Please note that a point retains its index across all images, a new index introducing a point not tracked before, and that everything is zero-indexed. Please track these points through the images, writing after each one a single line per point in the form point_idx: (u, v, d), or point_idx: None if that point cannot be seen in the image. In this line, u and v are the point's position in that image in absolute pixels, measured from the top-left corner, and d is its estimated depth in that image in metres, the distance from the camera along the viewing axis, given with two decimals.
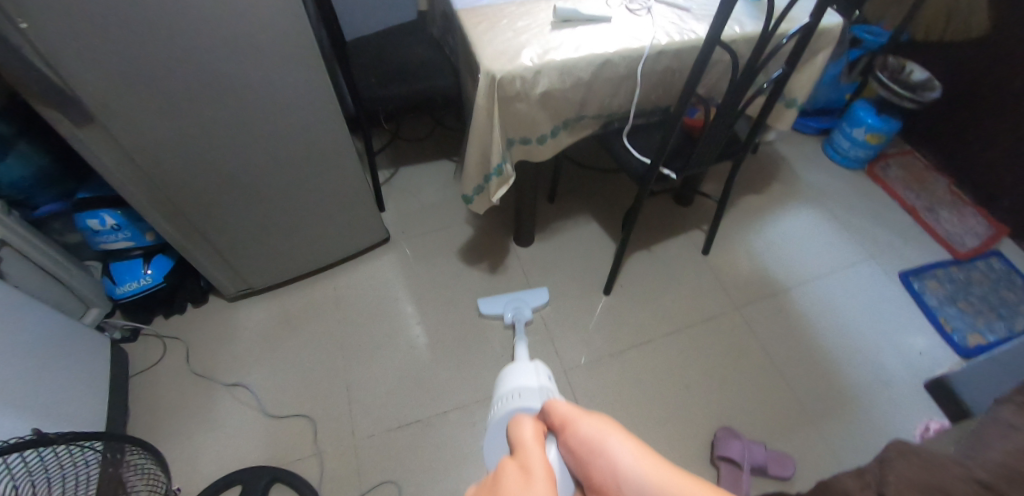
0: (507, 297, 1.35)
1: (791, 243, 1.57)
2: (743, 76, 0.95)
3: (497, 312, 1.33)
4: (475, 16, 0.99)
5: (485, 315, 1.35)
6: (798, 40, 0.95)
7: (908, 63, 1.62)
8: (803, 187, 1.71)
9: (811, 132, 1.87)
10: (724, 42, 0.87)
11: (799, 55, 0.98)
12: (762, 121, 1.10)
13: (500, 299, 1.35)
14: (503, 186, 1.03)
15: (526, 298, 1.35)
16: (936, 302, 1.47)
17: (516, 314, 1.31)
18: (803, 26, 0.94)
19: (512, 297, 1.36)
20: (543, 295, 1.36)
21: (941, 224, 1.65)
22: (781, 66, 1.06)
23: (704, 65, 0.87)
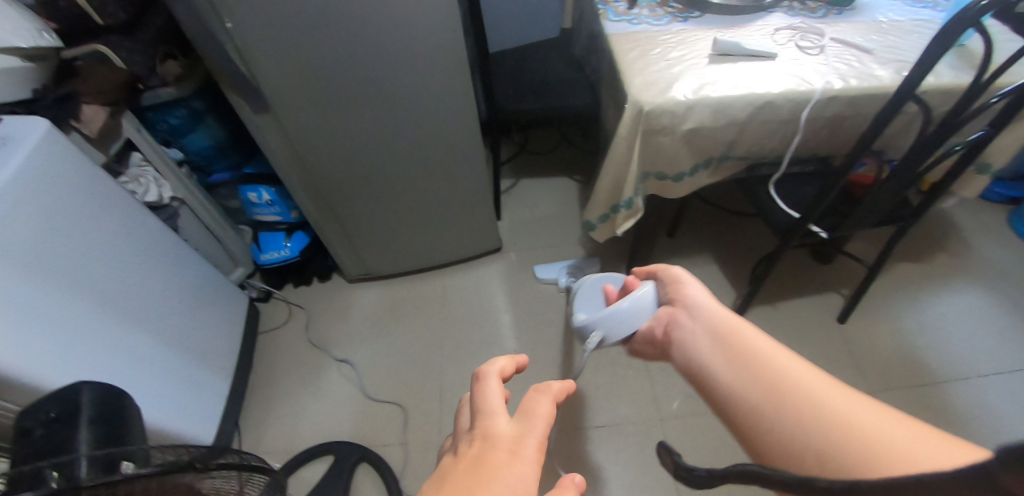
0: (561, 265, 1.47)
1: (952, 325, 1.34)
2: (933, 135, 0.82)
3: (552, 276, 1.45)
4: (627, 42, 0.97)
5: (540, 280, 1.47)
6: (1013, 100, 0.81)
7: None
8: (975, 261, 1.46)
9: (996, 199, 1.59)
10: (919, 96, 0.77)
11: (1012, 117, 0.83)
12: (945, 186, 0.96)
13: (555, 265, 1.48)
14: (630, 220, 0.98)
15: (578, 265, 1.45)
16: None
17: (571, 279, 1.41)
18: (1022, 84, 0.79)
19: (566, 265, 1.47)
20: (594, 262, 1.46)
21: None
22: (984, 128, 0.91)
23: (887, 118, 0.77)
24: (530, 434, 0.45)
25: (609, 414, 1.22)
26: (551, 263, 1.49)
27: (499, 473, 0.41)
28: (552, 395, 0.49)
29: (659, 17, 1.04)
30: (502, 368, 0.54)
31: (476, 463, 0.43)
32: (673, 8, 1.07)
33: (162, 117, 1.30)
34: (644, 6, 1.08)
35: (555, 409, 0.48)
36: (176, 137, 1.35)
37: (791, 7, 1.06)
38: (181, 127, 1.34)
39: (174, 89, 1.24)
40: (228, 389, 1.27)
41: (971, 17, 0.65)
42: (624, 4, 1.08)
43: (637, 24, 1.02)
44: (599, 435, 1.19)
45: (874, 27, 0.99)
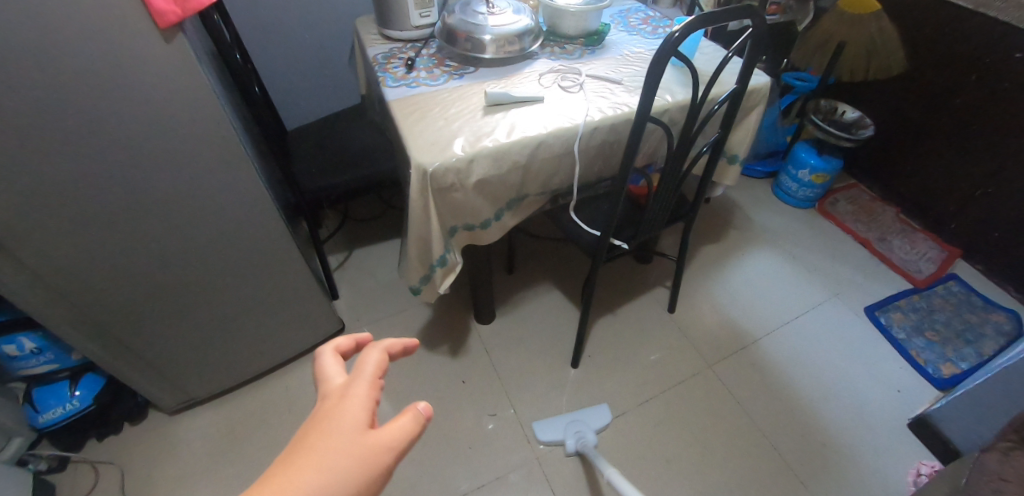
0: (565, 420, 1.23)
1: (755, 289, 1.56)
2: (679, 146, 0.96)
3: (557, 437, 1.20)
4: (406, 105, 0.99)
5: (545, 443, 1.21)
6: (729, 107, 0.97)
7: (840, 104, 1.69)
8: (759, 231, 1.73)
9: (759, 176, 1.92)
10: (654, 117, 0.87)
11: (732, 120, 0.99)
12: (706, 183, 1.12)
13: (557, 422, 1.23)
14: (448, 276, 1.00)
15: (587, 420, 1.23)
16: (904, 335, 1.46)
17: (579, 440, 1.17)
18: (732, 92, 0.95)
19: (571, 419, 1.24)
20: (604, 414, 1.25)
21: (895, 253, 1.67)
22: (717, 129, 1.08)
23: (637, 141, 0.87)
24: (359, 390, 0.46)
25: (491, 469, 1.18)
26: (556, 419, 1.24)
27: (334, 427, 0.43)
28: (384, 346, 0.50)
29: (437, 77, 1.08)
30: (340, 344, 0.51)
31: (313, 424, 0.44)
32: (449, 67, 1.12)
33: None
34: (421, 68, 1.11)
35: (387, 356, 0.49)
36: None
37: (551, 52, 1.19)
38: None
39: None
40: None
41: (670, 47, 0.74)
42: (401, 69, 1.11)
43: (416, 87, 1.04)
44: None
45: (619, 60, 1.15)
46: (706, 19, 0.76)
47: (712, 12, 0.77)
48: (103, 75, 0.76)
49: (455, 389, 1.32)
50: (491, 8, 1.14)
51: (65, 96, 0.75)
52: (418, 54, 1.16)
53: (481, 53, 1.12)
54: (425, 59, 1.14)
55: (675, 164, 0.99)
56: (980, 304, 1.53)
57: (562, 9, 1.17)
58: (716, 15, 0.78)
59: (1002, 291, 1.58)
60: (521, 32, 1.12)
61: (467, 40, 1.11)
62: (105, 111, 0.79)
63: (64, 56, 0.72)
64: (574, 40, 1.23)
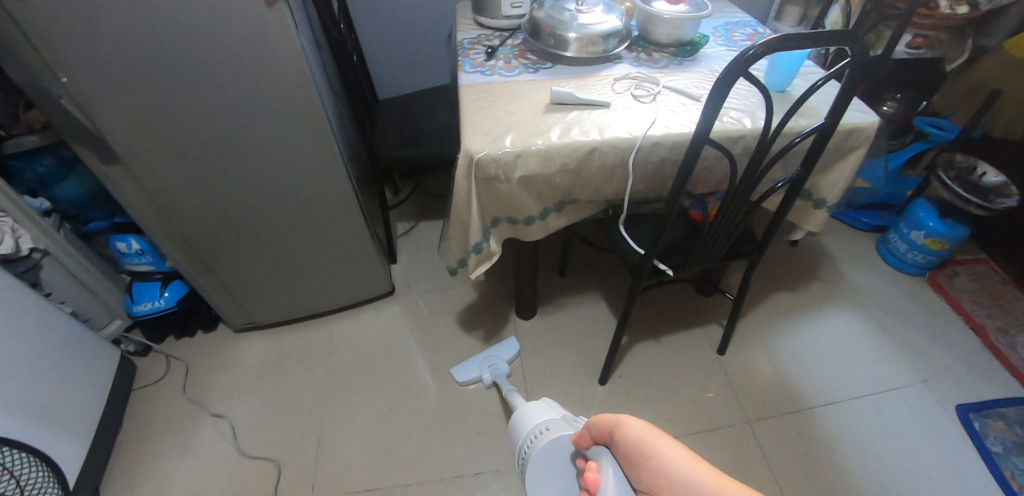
0: (481, 357, 1.34)
1: (824, 352, 1.39)
2: (746, 177, 0.88)
3: (474, 375, 1.31)
4: (477, 93, 1.03)
5: (462, 382, 1.32)
6: (815, 142, 0.87)
7: (980, 164, 1.42)
8: (847, 288, 1.54)
9: (864, 228, 1.71)
10: (715, 141, 0.81)
11: (816, 158, 0.89)
12: (778, 222, 1.01)
13: (474, 361, 1.34)
14: (482, 264, 1.01)
15: (499, 354, 1.33)
16: (1001, 449, 1.22)
17: (494, 373, 1.28)
18: (819, 125, 0.85)
19: (486, 356, 1.34)
20: (513, 347, 1.35)
21: (1017, 351, 1.40)
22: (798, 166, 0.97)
23: (693, 163, 0.81)
24: None
25: (491, 460, 1.19)
26: (470, 361, 1.34)
27: None
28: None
29: (512, 68, 1.11)
30: None
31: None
32: (528, 60, 1.14)
33: (25, 166, 1.15)
34: (500, 58, 1.15)
35: None
36: (46, 187, 1.19)
37: (636, 58, 1.15)
38: (50, 177, 1.18)
39: (39, 137, 1.10)
40: (89, 454, 1.16)
41: (739, 68, 0.68)
42: (482, 56, 1.16)
43: (490, 75, 1.09)
44: (477, 483, 1.16)
45: (707, 76, 1.07)
46: (789, 42, 0.69)
47: (798, 35, 0.69)
48: (214, 29, 0.87)
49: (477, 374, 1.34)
50: (581, 6, 1.14)
51: (184, 40, 0.86)
52: (502, 43, 1.21)
53: (563, 50, 1.12)
54: (507, 49, 1.18)
55: (740, 195, 0.91)
56: None
57: (657, 14, 1.13)
58: (804, 37, 0.69)
59: None
60: (607, 32, 1.10)
61: (551, 36, 1.11)
62: (212, 57, 0.90)
63: (185, 7, 0.83)
64: (664, 48, 1.17)
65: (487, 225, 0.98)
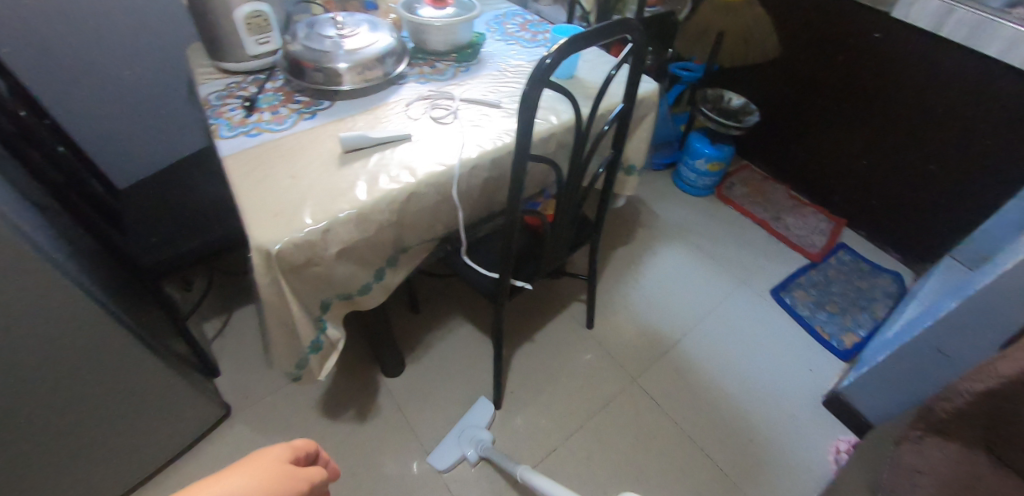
0: (455, 434, 1.18)
1: (668, 288, 1.53)
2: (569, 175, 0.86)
3: (456, 457, 1.15)
4: (248, 163, 0.84)
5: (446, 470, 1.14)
6: (618, 125, 0.90)
7: (725, 92, 1.71)
8: (666, 226, 1.71)
9: (658, 168, 1.91)
10: (537, 155, 0.77)
11: (622, 138, 0.92)
12: (606, 202, 1.06)
13: (448, 441, 1.17)
14: (329, 359, 0.87)
15: (474, 423, 1.20)
16: (808, 312, 1.50)
17: (478, 446, 1.15)
18: (619, 113, 0.88)
19: (460, 430, 1.19)
20: (486, 407, 1.23)
21: (790, 231, 1.72)
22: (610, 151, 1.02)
23: (521, 183, 0.76)
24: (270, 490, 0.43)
25: None
26: (445, 440, 1.18)
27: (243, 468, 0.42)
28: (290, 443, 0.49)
29: (283, 119, 0.93)
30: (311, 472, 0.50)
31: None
32: (299, 104, 0.97)
33: None
34: (264, 109, 0.96)
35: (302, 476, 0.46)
36: None
37: (420, 73, 1.05)
38: None
39: None
40: None
41: (541, 78, 0.64)
42: (239, 112, 0.95)
43: (256, 135, 0.90)
44: None
45: (496, 78, 1.05)
46: (578, 43, 0.67)
47: (584, 33, 0.68)
48: None
49: (366, 460, 1.16)
50: (341, 29, 0.99)
51: None
52: (260, 89, 1.00)
53: (337, 84, 0.97)
54: (269, 95, 0.99)
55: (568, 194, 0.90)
56: (868, 268, 1.62)
57: (425, 22, 1.05)
58: (589, 36, 0.69)
59: (885, 254, 1.69)
60: (380, 54, 0.99)
61: (317, 71, 0.96)
62: None
63: None
64: (445, 56, 1.10)
65: (320, 315, 0.84)
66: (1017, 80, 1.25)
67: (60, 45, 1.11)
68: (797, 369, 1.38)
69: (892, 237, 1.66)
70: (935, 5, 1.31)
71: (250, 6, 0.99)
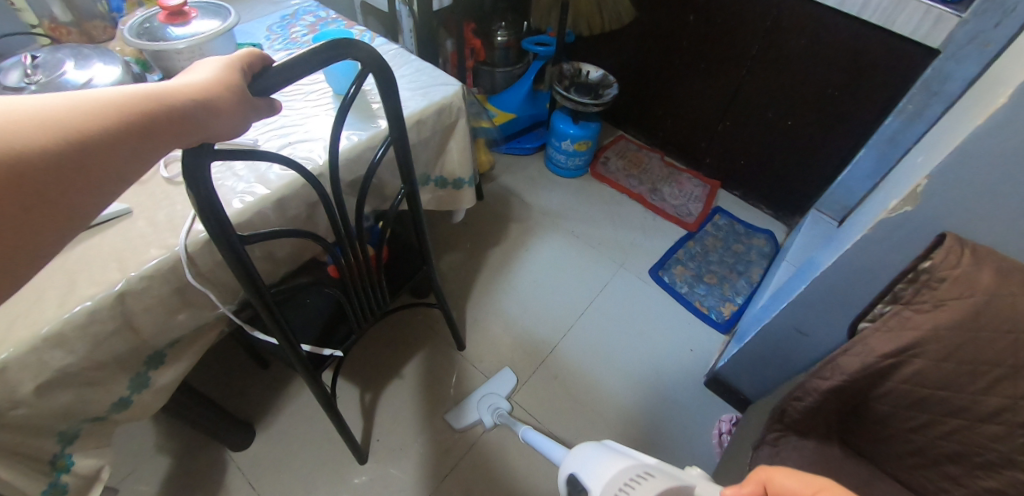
0: (476, 399, 1.21)
1: (544, 287, 1.46)
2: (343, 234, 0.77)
3: (475, 419, 1.19)
4: None
5: (462, 427, 1.18)
6: (397, 159, 0.77)
7: (581, 65, 1.61)
8: (539, 216, 1.63)
9: (529, 153, 1.82)
10: (270, 232, 0.64)
11: (409, 166, 0.79)
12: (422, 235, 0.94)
13: (470, 404, 1.21)
14: (98, 484, 0.73)
15: (497, 391, 1.23)
16: (687, 287, 1.47)
17: (497, 413, 1.17)
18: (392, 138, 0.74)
19: (481, 397, 1.22)
20: (511, 378, 1.26)
21: (666, 202, 1.68)
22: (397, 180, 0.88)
23: (248, 266, 0.60)
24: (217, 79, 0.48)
25: None
26: (467, 402, 1.21)
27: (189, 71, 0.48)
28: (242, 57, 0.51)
29: None
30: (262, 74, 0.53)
31: (127, 99, 0.42)
32: None
33: None
34: None
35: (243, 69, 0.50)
36: None
37: None
38: None
39: None
40: None
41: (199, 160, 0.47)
42: None
43: None
44: None
45: None
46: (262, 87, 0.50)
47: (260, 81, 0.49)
48: None
49: None
50: (31, 75, 0.76)
51: None
52: None
53: None
54: None
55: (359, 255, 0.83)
56: (743, 229, 1.62)
57: (162, 48, 0.83)
58: (285, 68, 0.50)
59: (760, 210, 1.68)
60: None
61: None
62: None
63: None
64: None
65: (64, 448, 0.68)
66: (852, 25, 1.18)
67: None
68: (679, 351, 1.35)
69: (764, 193, 1.64)
70: None
71: None
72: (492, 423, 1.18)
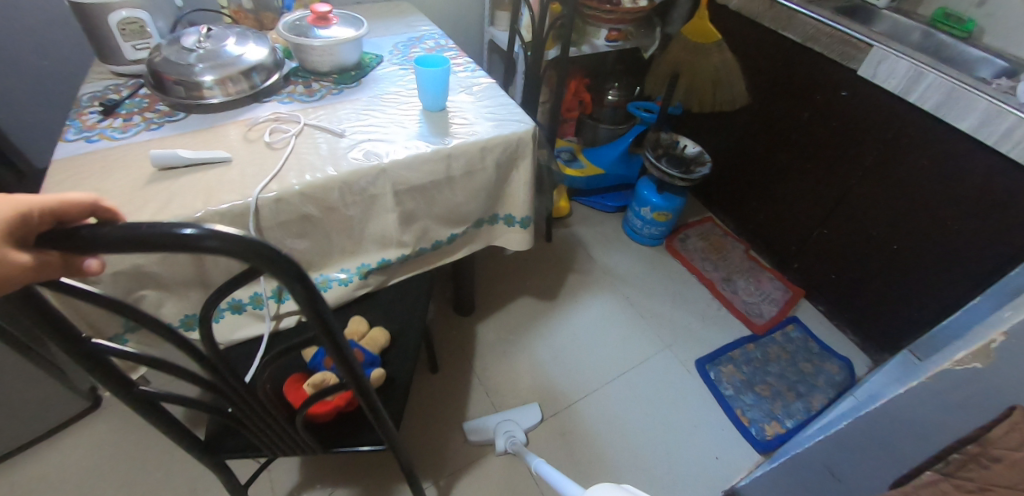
0: (498, 419, 1.22)
1: (581, 342, 1.43)
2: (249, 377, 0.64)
3: (488, 438, 1.18)
4: (65, 170, 0.81)
5: (473, 437, 1.19)
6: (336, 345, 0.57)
7: (680, 138, 1.60)
8: (600, 273, 1.61)
9: (610, 211, 1.82)
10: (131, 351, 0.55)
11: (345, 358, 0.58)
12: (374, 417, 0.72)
13: (491, 420, 1.21)
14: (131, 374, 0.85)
15: (517, 420, 1.22)
16: (732, 391, 1.35)
17: (510, 441, 1.16)
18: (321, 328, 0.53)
19: (504, 419, 1.22)
20: (536, 414, 1.24)
21: (738, 296, 1.57)
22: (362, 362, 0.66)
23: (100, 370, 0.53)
24: None
25: None
26: (489, 417, 1.22)
27: None
28: (62, 196, 0.40)
29: (130, 127, 0.90)
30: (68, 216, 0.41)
31: None
32: (156, 113, 0.94)
33: None
34: (121, 115, 0.93)
35: (31, 225, 0.39)
36: None
37: (291, 92, 1.01)
38: None
39: None
40: None
41: None
42: (96, 115, 0.93)
43: (95, 141, 0.87)
44: None
45: (366, 104, 0.97)
46: (86, 249, 0.38)
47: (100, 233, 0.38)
48: None
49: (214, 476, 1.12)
50: (202, 42, 0.94)
51: None
52: (131, 95, 0.98)
53: (197, 99, 0.93)
54: (134, 101, 0.97)
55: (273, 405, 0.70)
56: (817, 350, 1.45)
57: (302, 43, 1.00)
58: (125, 240, 0.38)
59: (844, 335, 1.50)
60: (246, 68, 0.95)
61: (179, 84, 0.92)
62: None
63: None
64: (326, 77, 1.06)
65: (124, 333, 0.81)
66: (986, 157, 1.05)
67: None
68: (703, 454, 1.23)
69: (852, 317, 1.47)
70: (902, 66, 1.13)
71: (127, 12, 0.97)
72: (501, 450, 1.16)
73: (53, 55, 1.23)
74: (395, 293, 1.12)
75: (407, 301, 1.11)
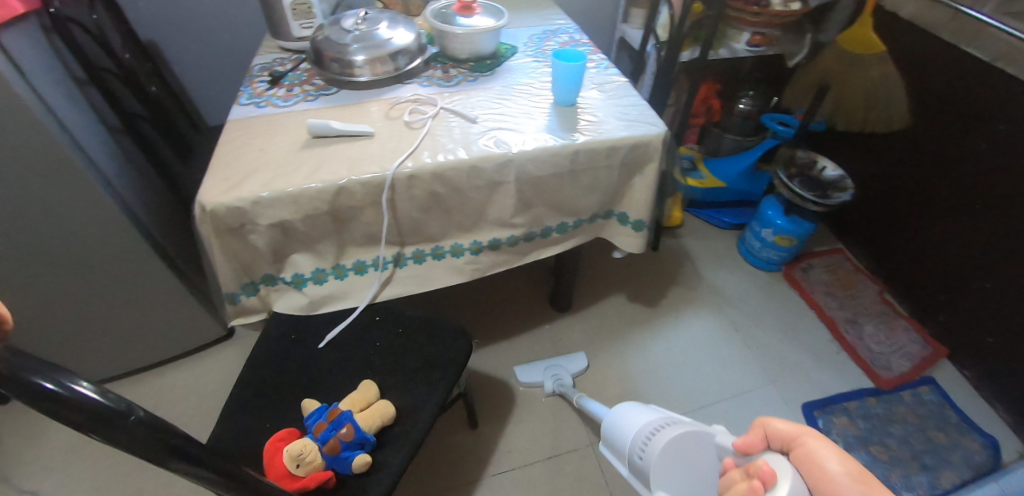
0: (546, 366, 1.31)
1: (675, 360, 1.36)
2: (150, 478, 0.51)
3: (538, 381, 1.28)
4: (239, 130, 0.92)
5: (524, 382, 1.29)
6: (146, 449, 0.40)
7: (819, 159, 1.45)
8: (706, 291, 1.52)
9: (726, 227, 1.71)
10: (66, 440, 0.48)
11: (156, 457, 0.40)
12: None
13: (538, 366, 1.31)
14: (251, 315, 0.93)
15: (564, 366, 1.31)
16: (842, 445, 1.21)
17: (558, 384, 1.25)
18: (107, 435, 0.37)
19: (550, 366, 1.31)
20: (581, 361, 1.33)
21: (863, 341, 1.40)
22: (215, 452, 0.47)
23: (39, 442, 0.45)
24: None
25: None
26: (536, 364, 1.32)
27: None
28: None
29: (292, 96, 1.00)
30: None
31: None
32: (313, 86, 1.03)
33: None
34: (284, 85, 1.04)
35: None
36: None
37: (430, 76, 1.06)
38: None
39: None
40: None
41: None
42: (265, 84, 1.05)
43: (263, 107, 0.98)
44: None
45: (499, 93, 1.00)
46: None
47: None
48: None
49: None
50: (360, 24, 1.02)
51: None
52: (293, 67, 1.09)
53: (347, 76, 1.01)
54: (295, 74, 1.07)
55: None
56: (955, 420, 1.25)
57: (445, 30, 1.04)
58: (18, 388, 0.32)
59: (992, 410, 1.28)
60: (393, 50, 1.01)
61: (335, 61, 1.00)
62: None
63: None
64: (463, 64, 1.09)
65: (257, 281, 0.90)
66: None
67: (192, 10, 1.35)
68: None
69: (1006, 392, 1.24)
70: None
71: None
72: (551, 391, 1.26)
73: (233, 28, 1.41)
74: (424, 359, 0.91)
75: (432, 373, 0.89)
